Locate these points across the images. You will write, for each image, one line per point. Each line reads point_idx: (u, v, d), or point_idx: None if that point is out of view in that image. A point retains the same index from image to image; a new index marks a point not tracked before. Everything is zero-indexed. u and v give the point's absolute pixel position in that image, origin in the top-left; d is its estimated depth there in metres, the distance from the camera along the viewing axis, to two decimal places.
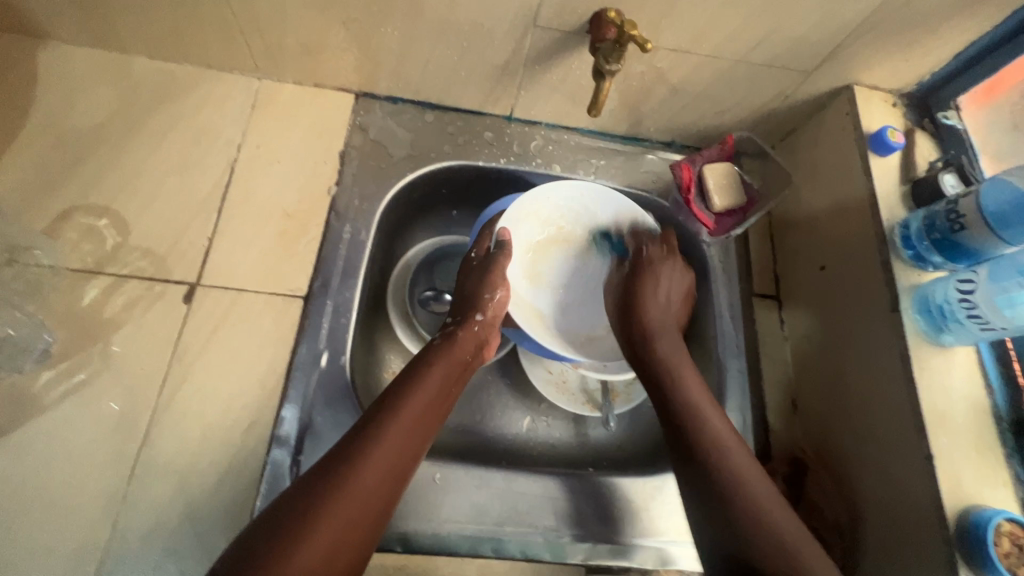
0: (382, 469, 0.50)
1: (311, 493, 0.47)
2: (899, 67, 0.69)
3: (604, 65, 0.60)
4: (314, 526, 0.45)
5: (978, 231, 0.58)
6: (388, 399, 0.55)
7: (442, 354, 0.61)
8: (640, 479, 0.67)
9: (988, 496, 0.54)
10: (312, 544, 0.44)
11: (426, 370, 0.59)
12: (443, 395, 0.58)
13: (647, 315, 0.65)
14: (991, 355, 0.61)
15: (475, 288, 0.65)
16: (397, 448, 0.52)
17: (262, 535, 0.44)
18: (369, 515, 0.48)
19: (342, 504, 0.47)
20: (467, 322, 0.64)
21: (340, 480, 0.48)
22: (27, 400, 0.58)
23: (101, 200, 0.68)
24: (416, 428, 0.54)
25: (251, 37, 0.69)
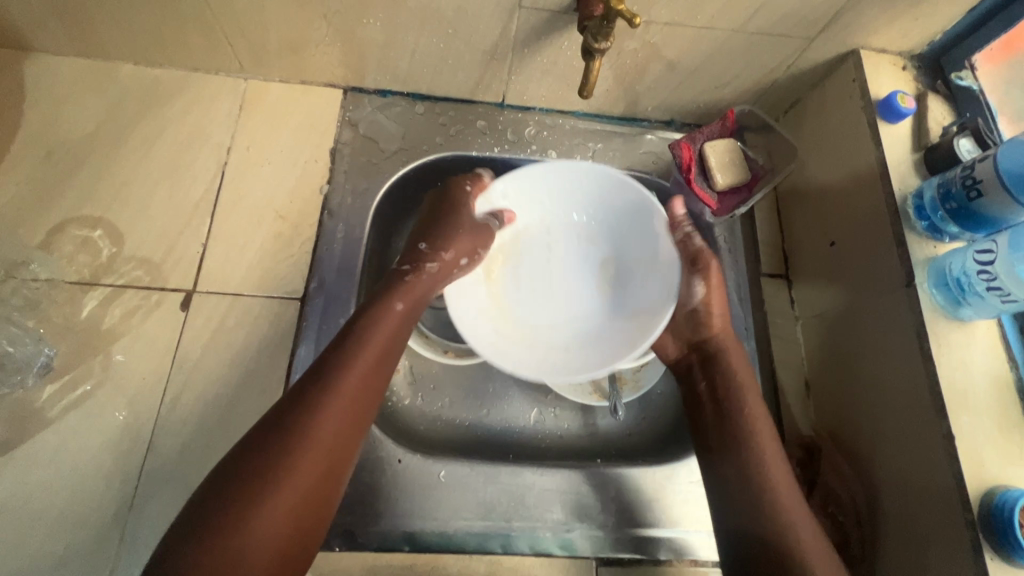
0: (336, 415, 0.50)
1: (269, 447, 0.47)
2: (908, 28, 0.65)
3: (593, 44, 0.57)
4: (278, 480, 0.46)
5: (996, 198, 0.55)
6: (350, 336, 0.54)
7: (405, 289, 0.59)
8: (646, 469, 0.65)
9: (1014, 475, 0.52)
10: (277, 498, 0.45)
11: (387, 305, 0.57)
12: (400, 333, 0.57)
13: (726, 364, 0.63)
14: (1014, 328, 0.58)
15: (477, 230, 0.65)
16: (357, 390, 0.51)
17: (220, 493, 0.45)
18: (331, 462, 0.49)
19: (307, 454, 0.47)
20: (440, 256, 0.62)
21: (299, 429, 0.48)
22: (31, 414, 0.59)
23: (94, 211, 0.67)
24: (378, 364, 0.54)
25: (233, 36, 0.67)
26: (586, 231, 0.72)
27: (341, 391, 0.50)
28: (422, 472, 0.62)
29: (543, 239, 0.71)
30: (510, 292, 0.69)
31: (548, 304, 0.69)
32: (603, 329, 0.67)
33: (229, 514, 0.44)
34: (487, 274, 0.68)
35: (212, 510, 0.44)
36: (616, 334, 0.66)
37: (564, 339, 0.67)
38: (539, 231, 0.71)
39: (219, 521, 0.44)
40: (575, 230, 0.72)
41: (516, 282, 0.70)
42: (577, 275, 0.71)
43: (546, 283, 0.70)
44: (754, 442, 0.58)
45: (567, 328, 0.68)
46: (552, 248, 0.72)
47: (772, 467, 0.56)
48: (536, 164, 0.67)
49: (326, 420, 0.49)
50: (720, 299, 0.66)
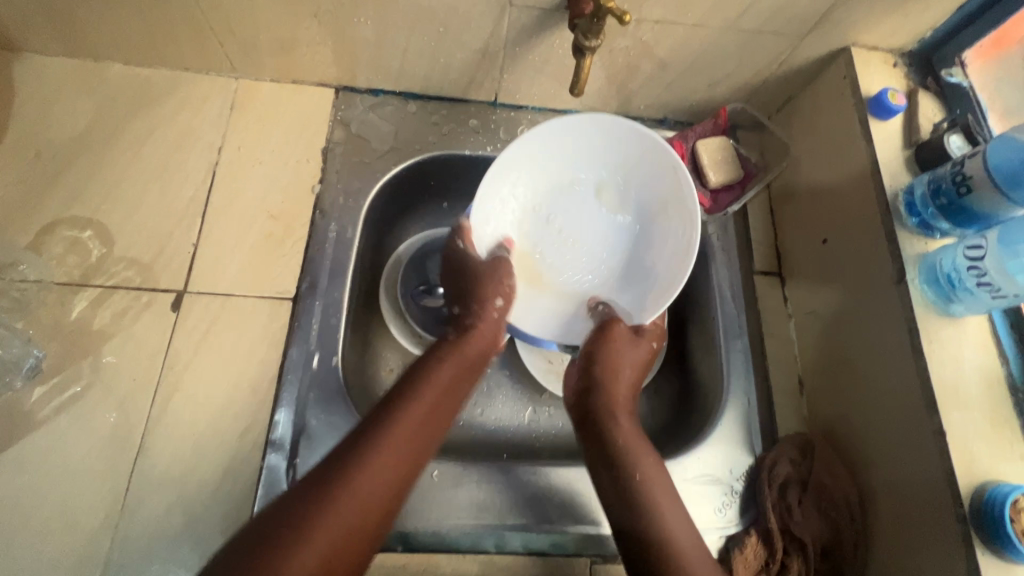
0: (389, 464, 0.48)
1: (308, 497, 0.45)
2: (899, 25, 0.65)
3: (583, 42, 0.57)
4: (313, 530, 0.43)
5: (986, 193, 0.55)
6: (398, 393, 0.54)
7: (452, 348, 0.59)
8: (584, 473, 0.64)
9: (1005, 470, 0.52)
10: (311, 548, 0.42)
11: (435, 365, 0.57)
12: (450, 391, 0.56)
13: (614, 391, 0.60)
14: (1005, 323, 0.58)
15: (489, 269, 0.63)
16: (404, 446, 0.50)
17: (253, 542, 0.42)
18: (374, 519, 0.46)
19: (346, 507, 0.45)
20: (484, 309, 0.62)
21: (341, 481, 0.46)
22: (21, 416, 0.59)
23: (83, 212, 0.67)
24: (427, 422, 0.52)
25: (223, 36, 0.67)
26: (563, 181, 0.69)
27: (398, 441, 0.50)
28: None
29: (541, 217, 0.70)
30: (544, 283, 0.69)
31: (590, 262, 0.71)
32: (648, 245, 0.69)
33: (258, 562, 0.40)
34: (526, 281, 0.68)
35: (238, 559, 0.41)
36: (663, 232, 0.67)
37: (630, 275, 0.70)
38: (530, 213, 0.69)
39: (244, 569, 0.40)
40: (554, 183, 0.69)
41: (548, 266, 0.70)
42: (583, 217, 0.71)
43: (572, 246, 0.71)
44: (650, 492, 0.54)
45: (619, 262, 0.70)
46: (546, 214, 0.70)
47: (656, 489, 0.54)
48: (487, 184, 0.62)
49: (369, 475, 0.47)
50: (631, 362, 0.62)
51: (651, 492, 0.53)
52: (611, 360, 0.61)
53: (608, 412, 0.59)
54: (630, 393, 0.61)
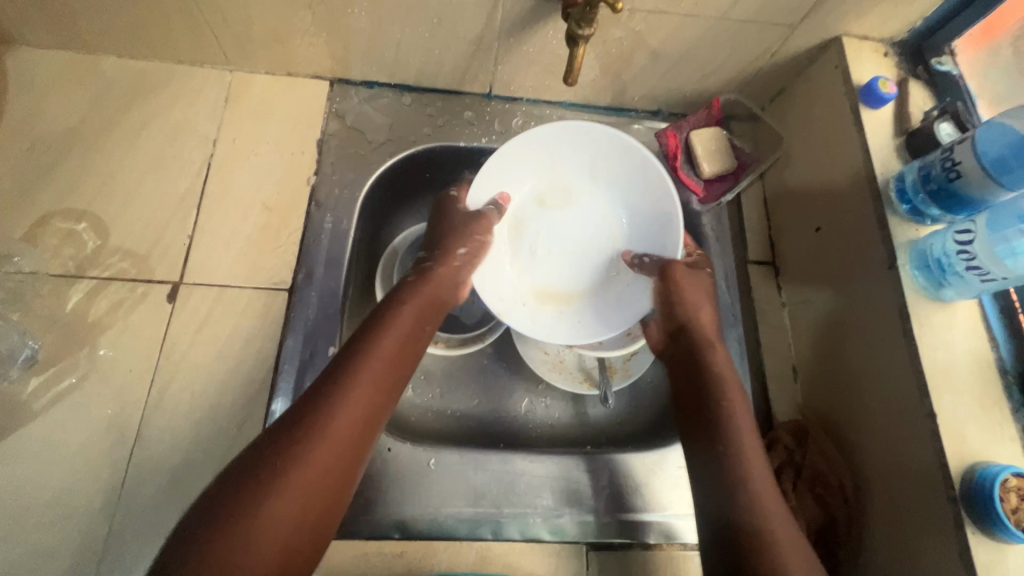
0: (351, 411, 0.50)
1: (281, 439, 0.47)
2: (889, 14, 0.66)
3: (576, 30, 0.57)
4: (290, 467, 0.46)
5: (975, 179, 0.55)
6: (364, 335, 0.55)
7: (415, 289, 0.60)
8: (638, 454, 0.66)
9: (995, 452, 0.52)
10: (289, 487, 0.45)
11: (399, 305, 0.58)
12: (416, 329, 0.58)
13: (700, 329, 0.62)
14: (995, 308, 0.59)
15: (464, 221, 0.64)
16: (372, 385, 0.52)
17: (233, 486, 0.45)
18: (350, 454, 0.49)
19: (320, 447, 0.47)
20: (444, 257, 0.63)
21: (313, 420, 0.48)
22: (17, 408, 0.59)
23: (78, 204, 0.67)
24: (394, 361, 0.54)
25: (217, 27, 0.67)
26: (521, 215, 0.70)
27: (360, 382, 0.51)
28: (411, 460, 0.62)
29: (540, 250, 0.70)
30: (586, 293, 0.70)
31: (596, 248, 0.71)
32: (628, 197, 0.70)
33: (241, 508, 0.43)
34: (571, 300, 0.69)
35: (221, 502, 0.44)
36: (624, 176, 0.68)
37: (638, 230, 0.70)
38: (531, 253, 0.70)
39: (228, 512, 0.43)
40: (514, 220, 0.70)
41: (576, 275, 0.70)
42: (558, 220, 0.71)
43: (574, 244, 0.71)
44: (734, 437, 0.55)
45: (616, 227, 0.71)
46: (535, 243, 0.70)
47: (742, 437, 0.55)
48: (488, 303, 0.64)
49: (342, 416, 0.49)
50: (698, 295, 0.64)
51: (730, 436, 0.55)
52: (689, 291, 0.63)
53: (704, 351, 0.61)
54: (711, 325, 0.63)
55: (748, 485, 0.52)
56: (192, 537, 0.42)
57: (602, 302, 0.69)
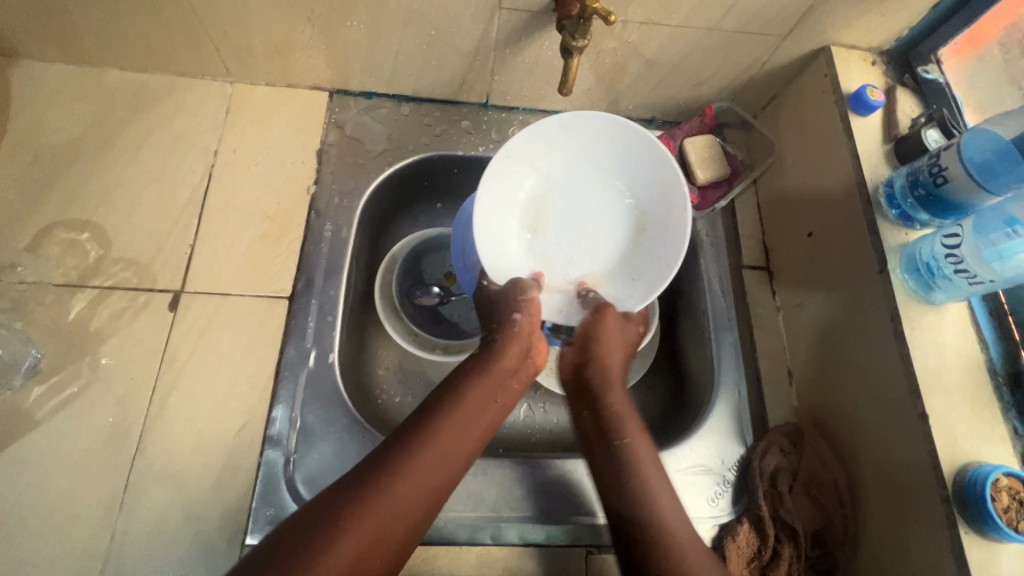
0: (420, 479, 0.51)
1: (344, 503, 0.49)
2: (876, 24, 0.67)
3: (570, 42, 0.58)
4: (347, 532, 0.47)
5: (962, 183, 0.57)
6: (433, 408, 0.56)
7: (484, 363, 0.60)
8: None
9: (986, 451, 0.53)
10: (344, 549, 0.46)
11: (471, 379, 0.58)
12: (488, 406, 0.58)
13: (608, 364, 0.65)
14: (983, 310, 0.60)
15: (512, 291, 0.63)
16: (436, 461, 0.52)
17: (292, 540, 0.46)
18: (407, 526, 0.50)
19: (377, 516, 0.48)
20: (507, 323, 0.62)
21: (376, 491, 0.49)
22: (19, 416, 0.59)
23: (81, 214, 0.68)
24: (460, 437, 0.55)
25: (218, 40, 0.68)
26: (534, 253, 0.69)
27: (425, 459, 0.52)
28: None
29: (569, 257, 0.69)
30: (626, 236, 0.69)
31: (596, 212, 0.69)
32: (593, 148, 0.66)
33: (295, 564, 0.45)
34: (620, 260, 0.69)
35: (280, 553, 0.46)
36: (568, 142, 0.65)
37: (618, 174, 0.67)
38: (564, 259, 0.69)
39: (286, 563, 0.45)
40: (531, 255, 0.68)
41: (599, 242, 0.69)
42: (556, 226, 0.69)
43: (580, 224, 0.69)
44: (638, 472, 0.58)
45: (592, 184, 0.68)
46: (556, 258, 0.69)
47: (643, 469, 0.58)
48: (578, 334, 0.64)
49: (400, 486, 0.50)
50: (617, 341, 0.66)
51: (631, 467, 0.58)
52: (604, 330, 0.65)
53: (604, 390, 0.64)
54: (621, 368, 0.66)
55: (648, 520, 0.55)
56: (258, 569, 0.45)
57: (652, 227, 0.67)
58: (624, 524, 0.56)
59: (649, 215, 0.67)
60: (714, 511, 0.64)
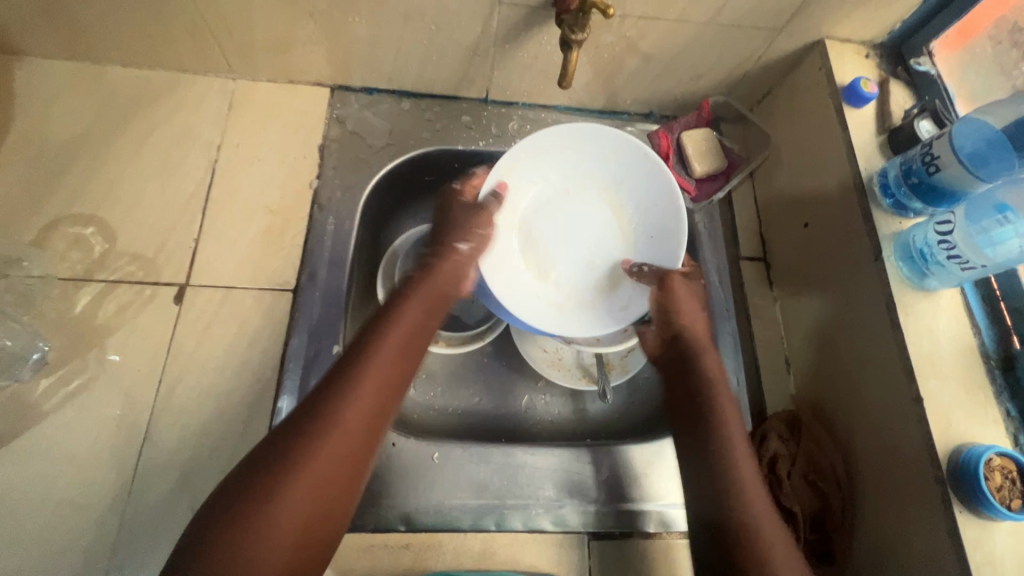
0: (360, 405, 0.50)
1: (290, 438, 0.47)
2: (869, 17, 0.68)
3: (570, 36, 0.59)
4: (298, 465, 0.46)
5: (954, 172, 0.58)
6: (367, 334, 0.55)
7: (418, 286, 0.60)
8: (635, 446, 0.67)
9: (979, 433, 0.54)
10: (298, 483, 0.46)
11: (404, 304, 0.58)
12: (422, 325, 0.58)
13: (691, 331, 0.65)
14: (976, 295, 0.61)
15: (461, 217, 0.64)
16: (376, 385, 0.52)
17: (241, 484, 0.45)
18: (357, 450, 0.49)
19: (328, 447, 0.47)
20: (447, 250, 0.62)
21: (318, 420, 0.48)
22: (27, 408, 0.60)
23: (86, 209, 0.68)
24: (397, 361, 0.54)
25: (221, 36, 0.69)
26: (565, 283, 0.69)
27: (365, 382, 0.51)
28: (416, 453, 0.63)
29: (592, 261, 0.70)
30: (618, 215, 0.70)
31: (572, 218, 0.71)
32: (544, 171, 0.69)
33: (248, 500, 0.44)
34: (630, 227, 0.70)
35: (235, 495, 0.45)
36: (517, 186, 0.68)
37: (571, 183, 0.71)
38: (593, 263, 0.69)
39: (241, 504, 0.44)
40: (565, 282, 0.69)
41: (592, 227, 0.71)
42: (559, 253, 0.70)
43: (573, 233, 0.70)
44: (725, 447, 0.58)
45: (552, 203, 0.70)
46: (580, 273, 0.69)
47: (735, 444, 0.58)
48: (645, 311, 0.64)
49: (347, 415, 0.49)
50: (693, 307, 0.65)
51: (721, 444, 0.58)
52: (680, 296, 0.64)
53: (697, 356, 0.65)
54: (705, 331, 0.65)
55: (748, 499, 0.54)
56: (225, 505, 0.44)
57: (636, 188, 0.69)
58: (716, 502, 0.55)
59: (622, 177, 0.69)
60: None
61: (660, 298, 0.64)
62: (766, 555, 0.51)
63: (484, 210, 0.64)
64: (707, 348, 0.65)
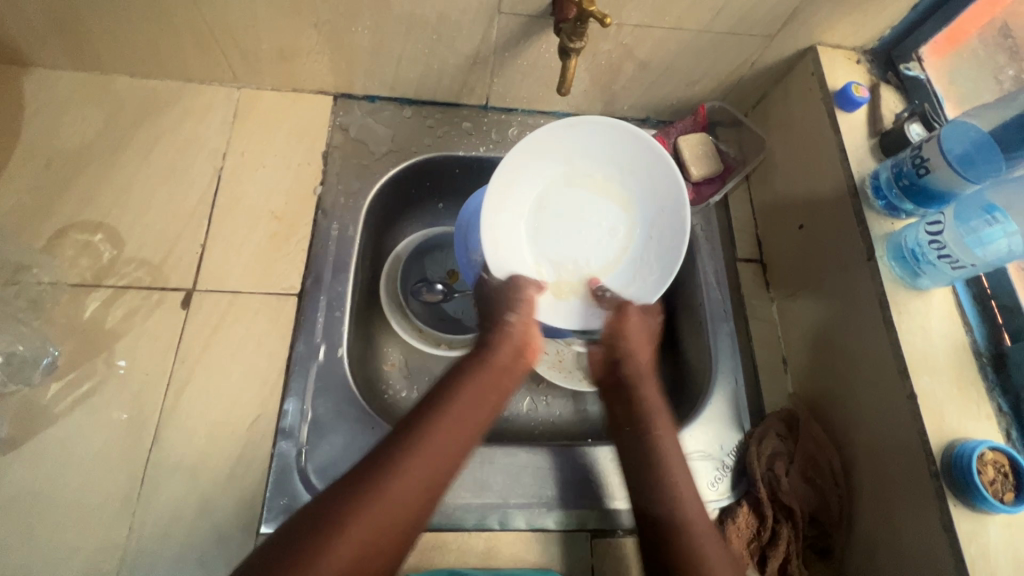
0: (415, 475, 0.50)
1: (339, 501, 0.47)
2: (859, 24, 0.70)
3: (569, 44, 0.61)
4: (344, 528, 0.46)
5: (943, 174, 0.60)
6: (426, 405, 0.55)
7: (481, 359, 0.60)
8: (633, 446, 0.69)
9: (972, 428, 0.56)
10: (340, 549, 0.45)
11: (463, 378, 0.58)
12: (486, 400, 0.58)
13: (638, 358, 0.66)
14: (967, 294, 0.62)
15: (510, 287, 0.65)
16: (434, 457, 0.51)
17: (282, 547, 0.45)
18: (407, 522, 0.48)
19: (374, 515, 0.47)
20: (504, 321, 0.63)
21: (371, 487, 0.48)
22: (38, 411, 0.61)
23: (94, 216, 0.70)
24: (454, 433, 0.54)
25: (227, 47, 0.70)
26: (602, 270, 0.71)
27: (424, 453, 0.51)
28: None
29: (608, 235, 0.71)
30: (596, 187, 0.71)
31: (556, 221, 0.71)
32: (520, 206, 0.69)
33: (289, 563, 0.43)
34: (609, 182, 0.71)
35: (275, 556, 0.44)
36: (506, 235, 0.68)
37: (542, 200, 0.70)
38: (611, 232, 0.71)
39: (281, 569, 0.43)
40: (605, 266, 0.71)
41: (573, 201, 0.71)
42: (577, 254, 0.71)
43: (569, 227, 0.71)
44: (666, 469, 0.58)
45: (534, 221, 0.70)
46: (603, 256, 0.71)
47: (673, 466, 0.59)
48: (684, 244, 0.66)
49: (399, 483, 0.49)
50: (642, 337, 0.67)
51: (661, 467, 0.59)
52: (633, 327, 0.67)
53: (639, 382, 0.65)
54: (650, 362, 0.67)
55: (685, 522, 0.55)
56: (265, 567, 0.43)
57: (595, 156, 0.69)
58: (660, 522, 0.55)
59: (573, 152, 0.69)
60: (714, 495, 0.66)
61: (613, 328, 0.67)
62: (703, 572, 0.51)
63: (524, 283, 0.65)
64: (651, 377, 0.66)
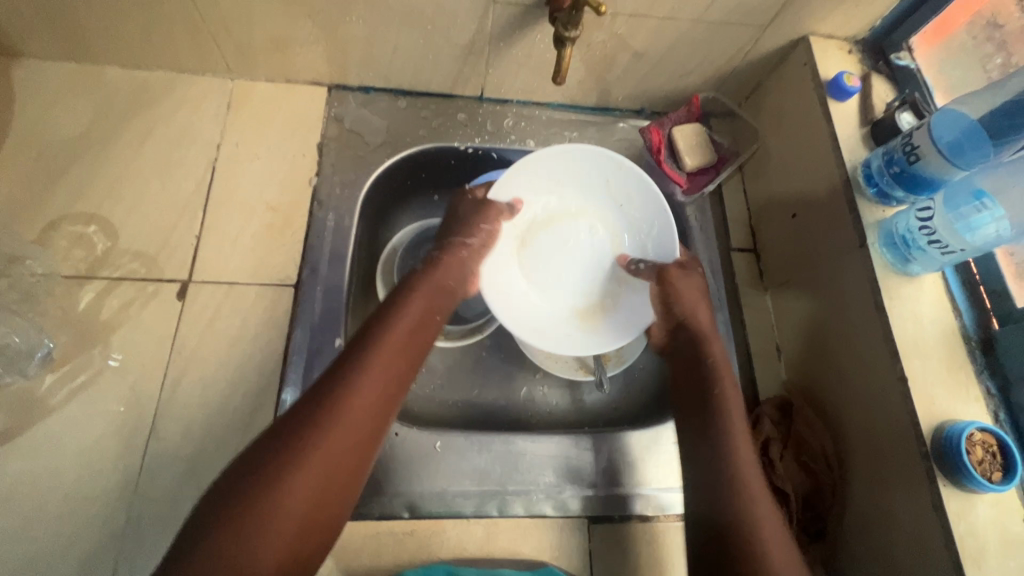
0: (365, 390, 0.51)
1: (296, 422, 0.48)
2: (851, 15, 0.71)
3: (564, 33, 0.61)
4: (305, 449, 0.46)
5: (933, 160, 0.61)
6: (376, 324, 0.57)
7: (424, 279, 0.62)
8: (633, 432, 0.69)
9: (961, 411, 0.57)
10: (304, 471, 0.46)
11: (411, 297, 0.60)
12: (429, 318, 0.59)
13: (697, 320, 0.65)
14: (957, 280, 0.63)
15: (467, 217, 0.67)
16: (385, 371, 0.53)
17: (245, 472, 0.45)
18: (364, 439, 0.50)
19: (333, 432, 0.48)
20: (452, 245, 0.64)
21: (327, 405, 0.49)
22: (34, 403, 0.60)
23: (87, 208, 0.69)
24: (405, 350, 0.55)
25: (220, 36, 0.70)
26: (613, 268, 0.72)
27: (375, 367, 0.52)
28: (418, 442, 0.64)
29: (596, 237, 0.73)
30: (561, 213, 0.73)
31: (541, 259, 0.72)
32: (512, 268, 0.70)
33: (255, 492, 0.44)
34: (567, 196, 0.72)
35: (240, 484, 0.45)
36: (512, 294, 0.69)
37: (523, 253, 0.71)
38: (597, 231, 0.73)
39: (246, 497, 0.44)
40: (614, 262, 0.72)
41: (543, 229, 0.72)
42: (579, 270, 0.72)
43: (555, 254, 0.72)
44: (725, 431, 0.57)
45: (524, 268, 0.71)
46: (600, 260, 0.73)
47: (733, 428, 0.57)
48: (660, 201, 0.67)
49: (355, 399, 0.50)
50: (696, 295, 0.66)
51: (720, 428, 0.57)
52: (685, 287, 0.66)
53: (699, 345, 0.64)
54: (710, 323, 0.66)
55: (744, 486, 0.53)
56: (231, 493, 0.44)
57: (545, 190, 0.71)
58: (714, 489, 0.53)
59: (518, 199, 0.70)
60: None
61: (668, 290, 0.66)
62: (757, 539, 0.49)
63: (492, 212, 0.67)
64: (713, 338, 0.65)
